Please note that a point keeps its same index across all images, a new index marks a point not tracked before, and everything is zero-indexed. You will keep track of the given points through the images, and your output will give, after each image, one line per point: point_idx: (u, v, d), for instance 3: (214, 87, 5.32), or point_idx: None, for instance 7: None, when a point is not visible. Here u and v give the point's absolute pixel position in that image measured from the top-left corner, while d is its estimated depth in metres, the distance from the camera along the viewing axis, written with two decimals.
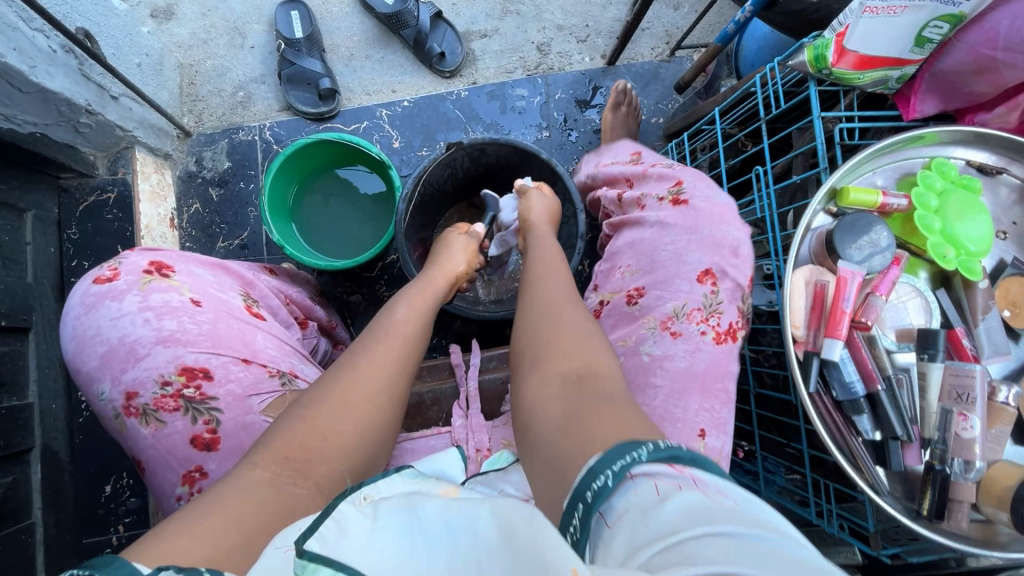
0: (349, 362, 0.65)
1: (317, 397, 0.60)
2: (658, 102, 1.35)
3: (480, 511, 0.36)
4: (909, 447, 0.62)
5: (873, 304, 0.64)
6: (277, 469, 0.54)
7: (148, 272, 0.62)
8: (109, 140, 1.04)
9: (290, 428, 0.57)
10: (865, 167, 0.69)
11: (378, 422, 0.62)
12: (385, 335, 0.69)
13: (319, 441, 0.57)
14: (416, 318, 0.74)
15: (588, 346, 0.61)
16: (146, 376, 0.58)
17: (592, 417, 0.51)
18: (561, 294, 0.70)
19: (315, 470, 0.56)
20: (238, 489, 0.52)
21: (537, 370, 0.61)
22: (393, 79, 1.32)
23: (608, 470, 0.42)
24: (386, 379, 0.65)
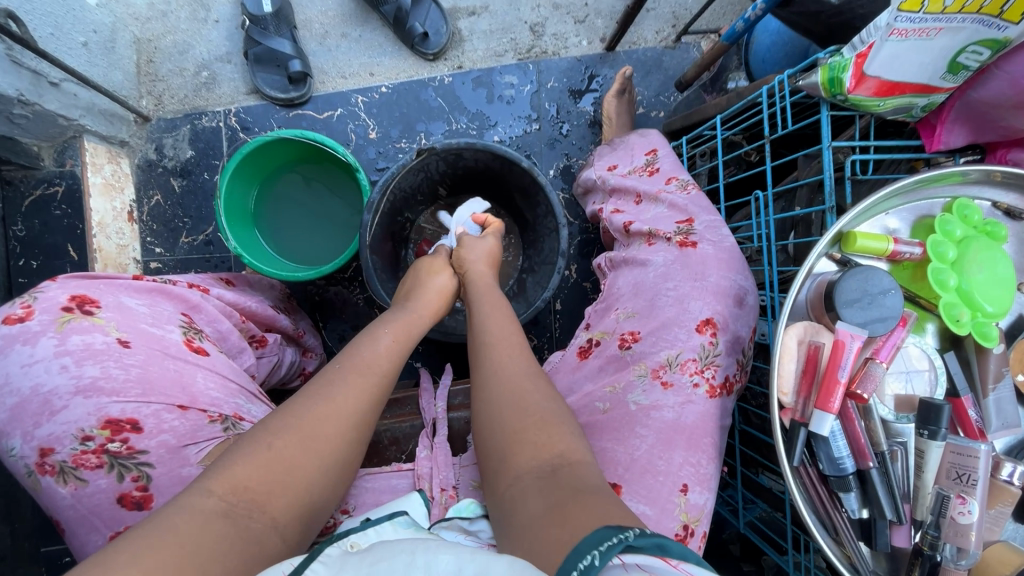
0: (325, 385, 0.56)
1: (289, 422, 0.51)
2: (658, 95, 1.24)
3: (495, 565, 0.37)
4: (898, 527, 0.57)
5: (874, 371, 0.57)
6: (234, 501, 0.45)
7: (68, 309, 0.54)
8: (53, 130, 0.95)
9: (254, 455, 0.48)
10: (876, 210, 0.61)
11: (345, 460, 0.55)
12: (369, 359, 0.61)
13: (285, 474, 0.49)
14: (403, 347, 0.66)
15: (556, 435, 0.56)
16: (62, 431, 0.50)
17: (574, 508, 0.47)
18: (525, 370, 0.65)
19: (274, 505, 0.47)
20: (188, 517, 0.42)
21: (504, 463, 0.56)
22: (370, 61, 1.21)
23: (596, 549, 0.39)
24: (365, 410, 0.57)
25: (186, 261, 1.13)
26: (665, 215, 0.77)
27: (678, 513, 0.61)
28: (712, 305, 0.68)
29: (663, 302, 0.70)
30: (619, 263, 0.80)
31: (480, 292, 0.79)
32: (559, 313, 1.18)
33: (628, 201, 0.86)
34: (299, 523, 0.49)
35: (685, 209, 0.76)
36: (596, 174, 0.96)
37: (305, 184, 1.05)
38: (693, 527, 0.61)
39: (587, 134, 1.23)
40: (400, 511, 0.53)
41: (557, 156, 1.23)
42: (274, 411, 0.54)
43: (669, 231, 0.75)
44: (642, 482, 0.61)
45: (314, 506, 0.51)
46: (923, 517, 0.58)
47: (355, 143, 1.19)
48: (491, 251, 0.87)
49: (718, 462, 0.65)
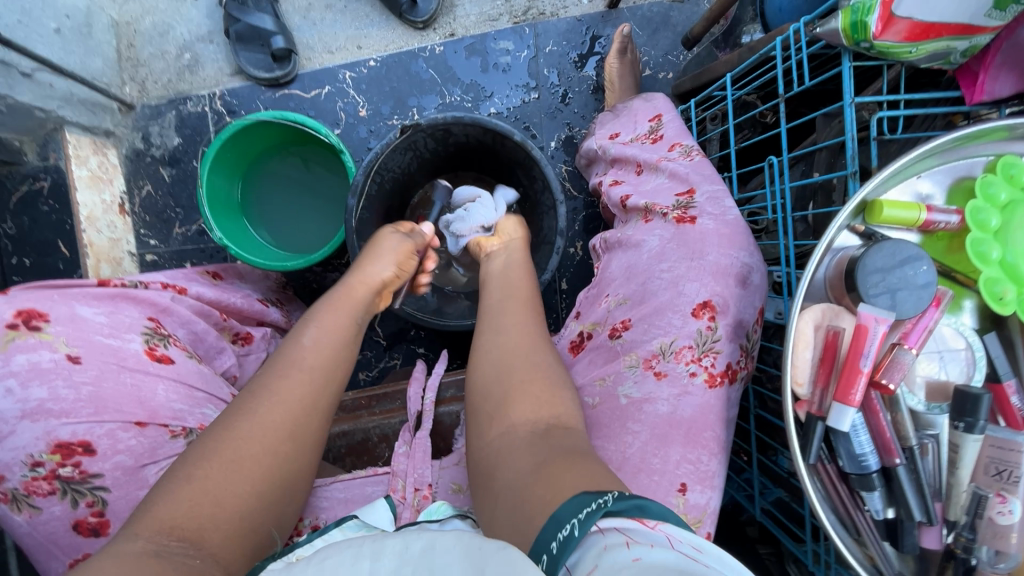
0: (249, 398, 0.54)
1: (208, 449, 0.50)
2: (667, 54, 1.15)
3: (444, 542, 0.34)
4: (928, 527, 0.51)
5: (902, 358, 0.51)
6: (163, 541, 0.42)
7: (12, 327, 0.51)
8: (31, 123, 0.93)
9: (174, 491, 0.46)
10: (907, 173, 0.54)
11: (284, 475, 0.52)
12: (297, 360, 0.58)
13: (212, 507, 0.47)
14: (334, 334, 0.62)
15: (558, 397, 0.56)
16: (11, 458, 0.49)
17: (561, 466, 0.46)
18: (535, 334, 0.63)
19: (212, 539, 0.45)
20: (113, 563, 0.39)
21: (497, 414, 0.56)
22: (358, 33, 1.15)
23: (574, 518, 0.39)
24: (297, 417, 0.54)
25: (180, 253, 1.10)
26: (666, 185, 0.71)
27: (677, 514, 0.57)
28: (710, 286, 0.62)
29: (657, 285, 0.65)
30: (614, 244, 0.74)
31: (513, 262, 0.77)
32: (565, 293, 1.13)
33: (629, 171, 0.79)
34: (246, 555, 0.47)
35: (686, 179, 0.69)
36: (596, 143, 0.89)
37: (292, 169, 1.01)
38: (694, 528, 0.58)
39: (591, 101, 1.15)
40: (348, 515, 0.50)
41: (559, 126, 1.15)
42: (203, 437, 0.52)
43: (667, 206, 0.69)
44: (635, 482, 0.57)
45: (259, 533, 0.49)
46: (956, 518, 0.52)
47: (345, 122, 1.14)
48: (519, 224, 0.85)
49: (722, 457, 0.60)
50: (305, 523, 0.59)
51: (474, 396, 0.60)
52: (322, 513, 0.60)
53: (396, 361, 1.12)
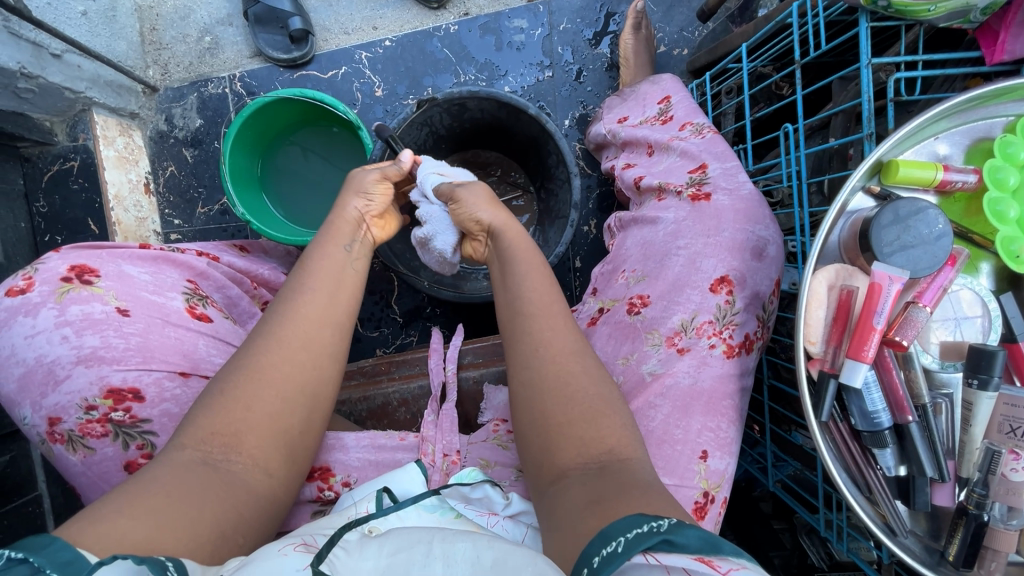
0: (264, 323, 0.58)
1: (232, 367, 0.54)
2: (682, 30, 1.15)
3: (514, 558, 0.35)
4: (940, 486, 0.52)
5: (915, 316, 0.51)
6: (207, 449, 0.49)
7: (67, 280, 0.54)
8: (61, 104, 0.96)
9: (209, 405, 0.51)
10: (924, 133, 0.54)
11: (305, 380, 0.56)
12: (303, 286, 0.60)
13: (244, 412, 0.52)
14: (338, 262, 0.64)
15: (607, 425, 0.52)
16: (67, 401, 0.51)
17: (620, 503, 0.43)
18: (569, 345, 0.57)
19: (248, 444, 0.51)
20: (168, 471, 0.47)
21: (542, 456, 0.53)
22: (373, 14, 1.16)
23: (621, 538, 0.37)
24: (308, 333, 0.57)
25: (204, 231, 1.13)
26: (678, 164, 0.71)
27: (698, 480, 0.58)
28: (727, 262, 0.63)
29: (673, 265, 0.65)
30: (627, 223, 0.74)
31: (511, 244, 0.67)
32: (579, 271, 1.14)
33: (640, 153, 0.80)
34: (282, 453, 0.53)
35: (697, 156, 0.70)
36: (605, 128, 0.90)
37: (311, 147, 1.04)
38: (713, 493, 0.59)
39: (605, 78, 1.15)
40: (428, 491, 0.53)
41: (573, 105, 1.16)
42: (233, 357, 0.56)
43: (681, 184, 0.69)
44: (659, 453, 0.59)
45: (294, 430, 0.54)
46: (968, 475, 0.53)
47: (361, 102, 1.15)
48: (492, 191, 0.73)
49: (740, 424, 0.61)
50: (337, 479, 0.60)
51: (522, 444, 0.56)
52: (354, 471, 0.60)
53: (413, 338, 1.14)
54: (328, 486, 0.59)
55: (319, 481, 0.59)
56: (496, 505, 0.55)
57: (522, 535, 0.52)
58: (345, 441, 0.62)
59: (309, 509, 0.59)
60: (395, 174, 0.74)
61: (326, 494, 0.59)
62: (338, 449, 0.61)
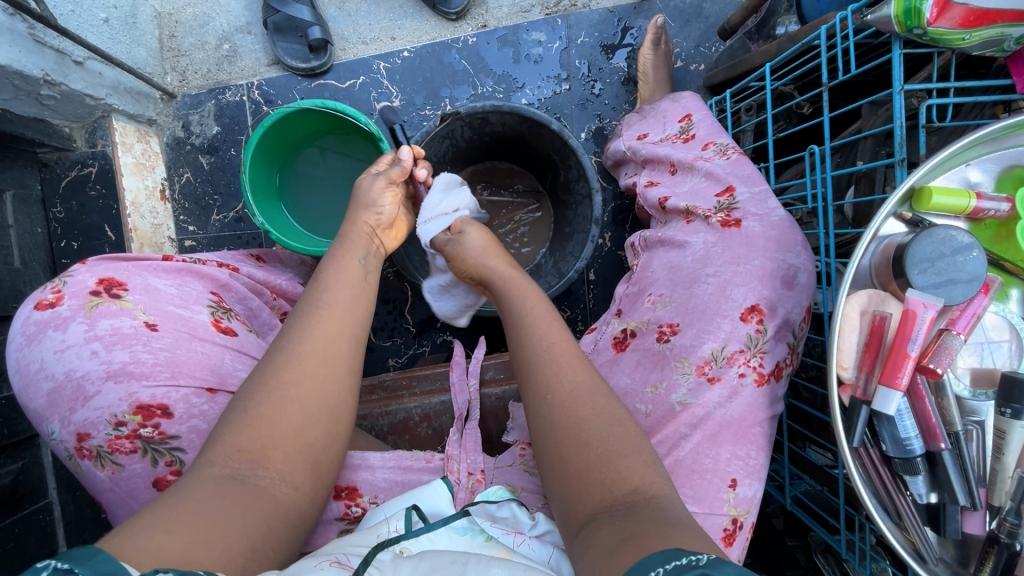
0: (282, 338, 0.57)
1: (256, 383, 0.53)
2: (698, 45, 1.15)
3: None
4: (971, 513, 0.52)
5: (950, 343, 0.51)
6: (236, 465, 0.49)
7: (96, 294, 0.54)
8: (82, 111, 0.96)
9: (236, 422, 0.51)
10: (957, 160, 0.54)
11: (326, 395, 0.55)
12: (319, 301, 0.60)
13: (270, 428, 0.51)
14: (358, 279, 0.64)
15: (629, 464, 0.50)
16: (96, 417, 0.51)
17: (652, 539, 0.42)
18: (576, 389, 0.56)
19: (275, 459, 0.51)
20: (196, 487, 0.46)
21: (569, 503, 0.52)
22: (391, 24, 1.16)
23: (660, 568, 0.36)
24: (328, 348, 0.57)
25: (219, 238, 1.12)
26: (703, 186, 0.72)
27: (727, 507, 0.58)
28: (757, 290, 0.63)
29: (702, 292, 0.65)
30: (653, 243, 0.74)
31: (511, 291, 0.68)
32: (593, 284, 1.14)
33: (663, 171, 0.82)
34: (307, 467, 0.53)
35: (723, 178, 0.70)
36: (625, 145, 0.92)
37: (328, 157, 1.03)
38: (742, 520, 0.59)
39: (621, 91, 1.16)
40: (460, 512, 0.52)
41: (589, 117, 1.16)
42: (253, 375, 0.55)
43: (708, 208, 0.69)
44: (688, 482, 0.59)
45: (319, 445, 0.54)
46: (1000, 504, 0.52)
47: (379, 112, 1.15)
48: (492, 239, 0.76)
49: (769, 451, 0.61)
50: (365, 498, 0.60)
51: (546, 476, 0.55)
52: (382, 492, 0.60)
53: (425, 348, 1.14)
54: (355, 503, 0.59)
55: (347, 498, 0.59)
56: (522, 526, 0.54)
57: (548, 556, 0.52)
58: (371, 461, 0.61)
59: (336, 527, 0.59)
60: (399, 175, 0.74)
61: (353, 511, 0.59)
62: (364, 469, 0.61)
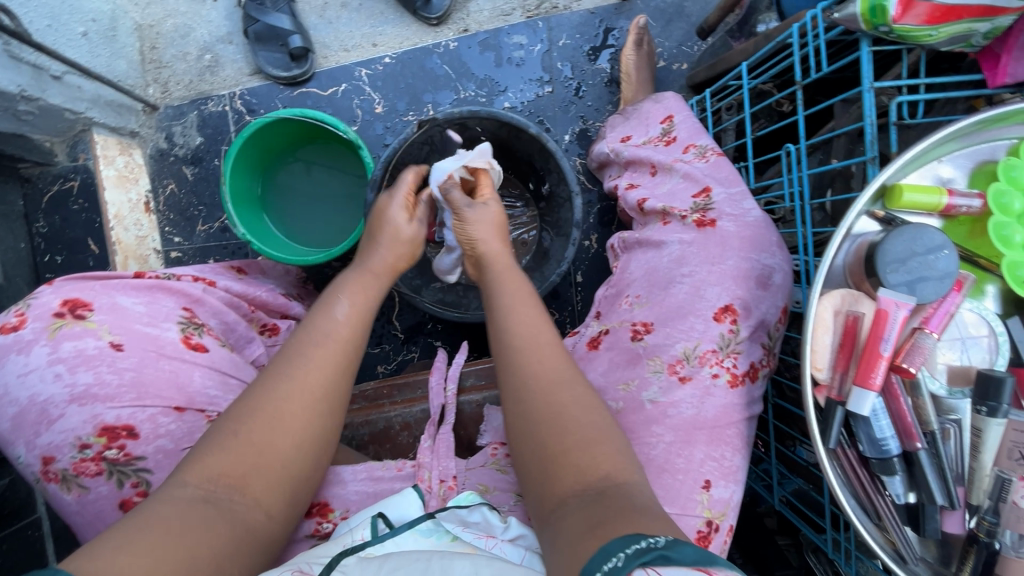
0: (283, 363, 0.57)
1: (251, 408, 0.53)
2: (681, 45, 1.15)
3: None
4: (950, 512, 0.51)
5: (923, 342, 0.51)
6: (211, 488, 0.49)
7: (60, 315, 0.55)
8: (62, 125, 0.96)
9: (218, 446, 0.51)
10: (930, 156, 0.54)
11: (320, 428, 0.56)
12: (323, 332, 0.60)
13: (256, 456, 0.52)
14: (364, 311, 0.65)
15: (601, 452, 0.52)
16: (61, 440, 0.52)
17: (617, 524, 0.43)
18: (559, 375, 0.58)
19: (254, 486, 0.51)
20: (168, 507, 0.46)
21: (544, 485, 0.53)
22: (373, 31, 1.16)
23: (620, 553, 0.38)
24: (331, 382, 0.58)
25: (204, 249, 1.12)
26: (682, 186, 0.72)
27: (701, 510, 0.58)
28: (732, 290, 0.62)
29: (679, 292, 0.64)
30: (632, 244, 0.74)
31: (501, 279, 0.69)
32: (580, 286, 1.14)
33: (643, 173, 0.82)
34: (285, 496, 0.53)
35: (700, 179, 0.70)
36: (608, 147, 0.92)
37: (312, 165, 1.03)
38: (718, 522, 0.58)
39: (605, 93, 1.15)
40: (425, 515, 0.55)
41: (573, 119, 1.16)
42: (245, 395, 0.56)
43: (685, 208, 0.69)
44: (659, 482, 0.58)
45: (302, 476, 0.55)
46: (979, 502, 0.52)
47: (361, 119, 1.15)
48: (500, 220, 0.74)
49: (745, 452, 0.61)
50: (336, 513, 0.60)
51: (523, 472, 0.56)
52: (353, 506, 0.60)
53: (414, 354, 1.14)
54: (326, 520, 0.59)
55: (318, 514, 0.59)
56: (494, 529, 0.55)
57: (520, 557, 0.52)
58: (343, 476, 0.62)
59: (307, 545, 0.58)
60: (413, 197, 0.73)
61: (324, 527, 0.59)
62: (336, 484, 0.61)
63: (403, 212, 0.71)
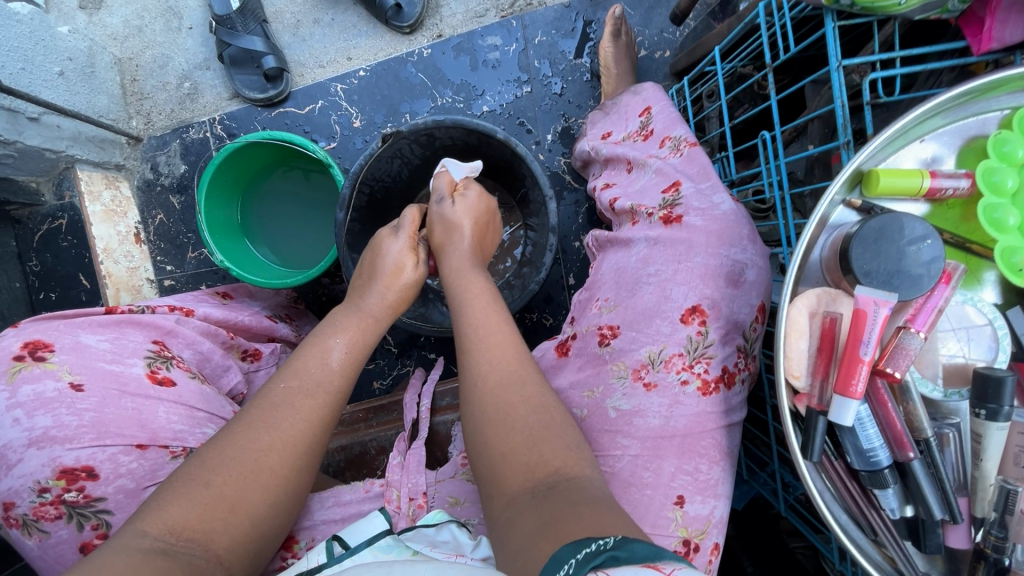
0: (268, 410, 0.55)
1: (228, 457, 0.51)
2: (662, 32, 1.10)
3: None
4: (954, 526, 0.47)
5: (907, 343, 0.46)
6: (171, 540, 0.45)
7: (19, 358, 0.55)
8: (45, 165, 0.98)
9: (187, 494, 0.48)
10: (910, 135, 0.49)
11: (295, 486, 0.54)
12: (311, 377, 0.59)
13: (227, 513, 0.49)
14: (357, 357, 0.64)
15: (551, 449, 0.51)
16: (20, 485, 0.52)
17: (573, 525, 0.42)
18: (504, 377, 0.57)
19: (217, 542, 0.48)
20: (123, 558, 0.42)
21: (490, 486, 0.52)
22: (346, 45, 1.15)
23: (570, 560, 0.37)
24: (315, 435, 0.56)
25: (196, 276, 1.13)
26: (653, 183, 0.69)
27: (675, 528, 0.56)
28: (699, 290, 0.60)
29: (646, 293, 0.62)
30: (605, 244, 0.72)
31: (461, 285, 0.68)
32: (572, 288, 1.11)
33: (620, 171, 0.78)
34: (248, 556, 0.50)
35: (671, 174, 0.67)
36: (590, 144, 0.89)
37: (290, 185, 1.03)
38: (696, 541, 0.56)
39: (586, 88, 1.12)
40: (384, 531, 0.55)
41: (554, 118, 1.12)
42: (217, 438, 0.53)
43: (653, 206, 0.66)
44: (627, 498, 0.57)
45: (265, 536, 0.52)
46: (984, 514, 0.47)
47: (340, 135, 1.14)
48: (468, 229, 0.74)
49: (724, 464, 0.58)
50: (300, 545, 0.59)
51: (474, 470, 0.55)
52: (319, 533, 0.60)
53: (410, 368, 1.12)
54: (292, 554, 0.59)
55: (284, 549, 0.59)
56: (464, 547, 0.53)
57: None
58: (311, 506, 0.62)
59: None
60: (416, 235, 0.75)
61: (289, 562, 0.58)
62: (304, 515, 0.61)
63: (407, 255, 0.72)
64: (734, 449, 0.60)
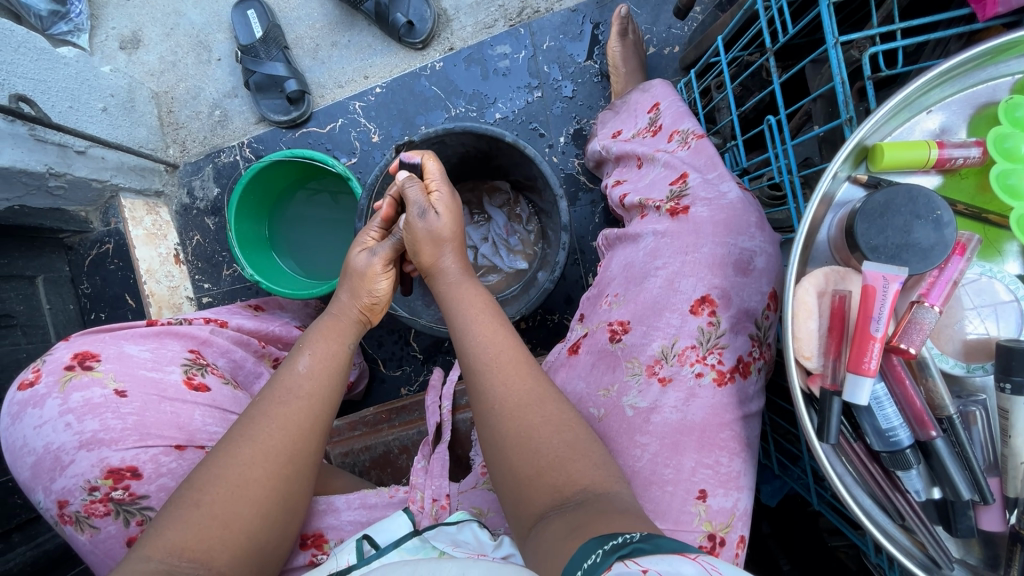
0: (247, 423, 0.57)
1: (215, 474, 0.53)
2: (669, 28, 1.11)
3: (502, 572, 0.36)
4: (986, 507, 0.45)
5: (921, 317, 0.45)
6: (175, 561, 0.49)
7: (69, 368, 0.59)
8: (91, 194, 1.07)
9: (182, 517, 0.51)
10: (914, 106, 0.48)
11: (289, 493, 0.57)
12: (286, 387, 0.60)
13: (221, 529, 0.52)
14: (327, 363, 0.64)
15: (577, 468, 0.51)
16: (72, 484, 0.56)
17: (600, 526, 0.43)
18: (524, 397, 0.56)
19: (218, 559, 0.51)
20: None
21: (516, 505, 0.52)
22: (363, 64, 1.20)
23: (598, 550, 0.38)
24: (294, 441, 0.58)
25: (231, 292, 1.19)
26: (662, 176, 0.69)
27: (699, 523, 0.56)
28: (708, 279, 0.59)
29: (654, 285, 0.62)
30: (615, 241, 0.73)
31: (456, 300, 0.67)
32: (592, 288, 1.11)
33: (630, 167, 0.79)
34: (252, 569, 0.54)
35: (679, 166, 0.67)
36: (600, 144, 0.90)
37: (312, 200, 1.08)
38: (721, 535, 0.56)
39: (596, 90, 1.13)
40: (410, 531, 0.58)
41: (567, 120, 1.14)
42: (207, 458, 0.56)
43: (661, 198, 0.67)
44: (648, 495, 0.57)
45: (267, 545, 0.55)
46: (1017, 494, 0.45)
47: (360, 150, 1.18)
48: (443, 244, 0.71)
49: (745, 455, 0.58)
50: (331, 544, 0.62)
51: (498, 488, 0.55)
52: (347, 535, 0.63)
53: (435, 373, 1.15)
54: (321, 551, 0.62)
55: (313, 547, 0.62)
56: (486, 547, 0.55)
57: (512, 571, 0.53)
58: (336, 505, 0.64)
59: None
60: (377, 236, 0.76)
61: (320, 558, 0.62)
62: (329, 514, 0.64)
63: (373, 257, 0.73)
64: (755, 440, 0.59)
